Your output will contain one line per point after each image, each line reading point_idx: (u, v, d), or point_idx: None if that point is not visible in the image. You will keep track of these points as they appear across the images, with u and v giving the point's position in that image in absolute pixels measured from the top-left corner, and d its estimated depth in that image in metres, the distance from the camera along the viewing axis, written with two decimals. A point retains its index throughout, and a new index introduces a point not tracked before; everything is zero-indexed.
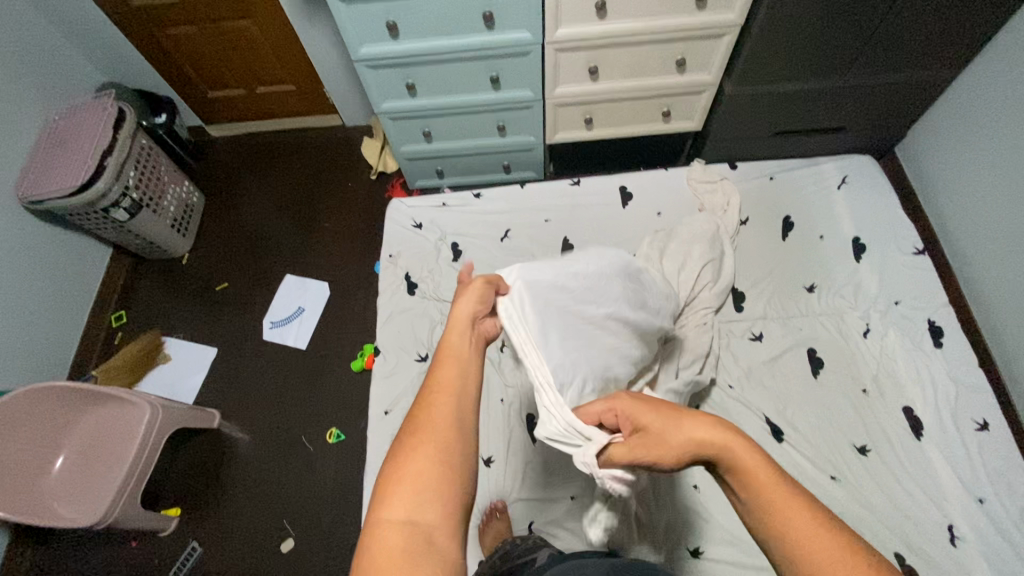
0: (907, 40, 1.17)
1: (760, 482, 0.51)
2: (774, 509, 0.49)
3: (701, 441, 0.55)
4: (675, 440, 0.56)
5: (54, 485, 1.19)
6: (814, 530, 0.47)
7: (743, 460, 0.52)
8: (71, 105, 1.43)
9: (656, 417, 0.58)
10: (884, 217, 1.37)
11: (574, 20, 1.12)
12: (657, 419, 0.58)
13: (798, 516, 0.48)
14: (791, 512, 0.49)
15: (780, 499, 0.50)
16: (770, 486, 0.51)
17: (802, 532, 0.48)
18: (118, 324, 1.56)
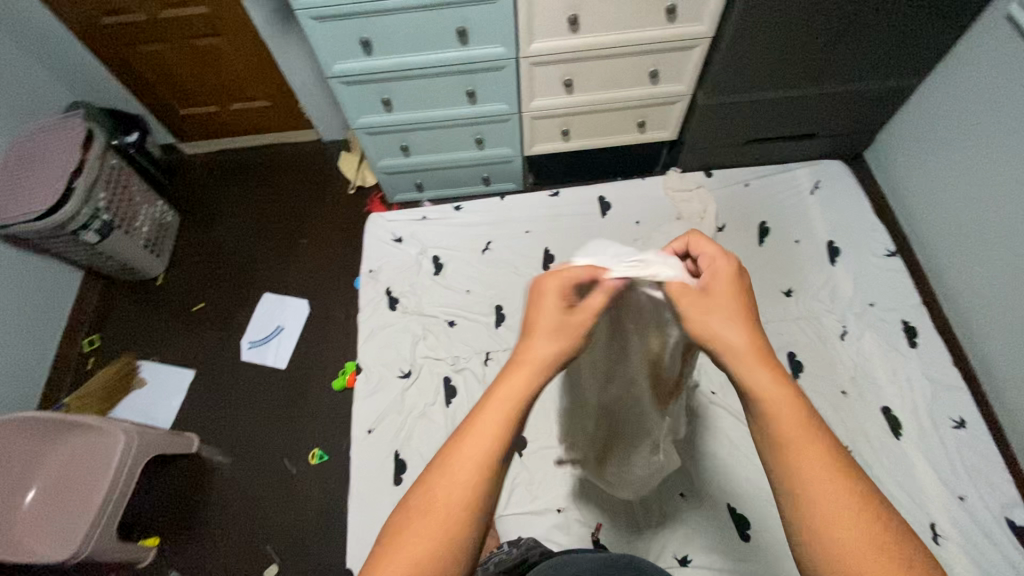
0: (872, 49, 1.20)
1: (783, 403, 0.47)
2: (778, 427, 0.47)
3: (738, 343, 0.52)
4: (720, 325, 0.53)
5: (24, 520, 1.14)
6: (819, 455, 0.44)
7: (769, 383, 0.49)
8: (38, 126, 1.39)
9: (723, 302, 0.55)
10: (856, 221, 1.40)
11: (549, 34, 1.13)
12: (723, 302, 0.55)
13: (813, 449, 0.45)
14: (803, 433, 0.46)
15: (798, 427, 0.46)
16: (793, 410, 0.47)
17: (803, 455, 0.44)
18: (90, 348, 1.52)
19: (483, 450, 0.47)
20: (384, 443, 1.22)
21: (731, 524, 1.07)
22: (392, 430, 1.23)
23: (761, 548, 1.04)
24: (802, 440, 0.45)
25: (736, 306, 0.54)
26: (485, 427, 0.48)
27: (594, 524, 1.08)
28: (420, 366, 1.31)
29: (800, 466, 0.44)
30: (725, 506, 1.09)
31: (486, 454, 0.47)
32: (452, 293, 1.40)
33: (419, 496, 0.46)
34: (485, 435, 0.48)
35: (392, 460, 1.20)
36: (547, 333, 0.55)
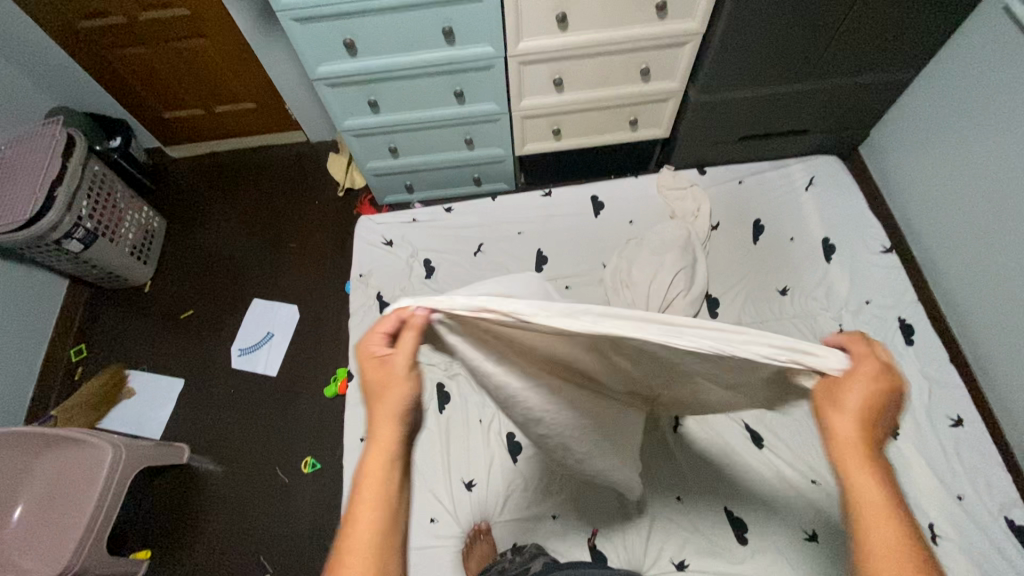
0: (866, 43, 1.18)
1: (880, 512, 0.45)
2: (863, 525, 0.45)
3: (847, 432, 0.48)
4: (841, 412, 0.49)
5: (14, 536, 1.13)
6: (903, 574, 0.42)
7: (874, 491, 0.46)
8: (18, 133, 1.36)
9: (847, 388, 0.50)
10: (851, 218, 1.38)
11: (538, 32, 1.11)
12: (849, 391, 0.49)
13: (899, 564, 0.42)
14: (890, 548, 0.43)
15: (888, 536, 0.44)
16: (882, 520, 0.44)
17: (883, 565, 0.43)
18: (78, 358, 1.50)
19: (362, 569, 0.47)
20: None
21: (728, 528, 1.06)
22: None
23: (758, 552, 1.03)
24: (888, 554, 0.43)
25: (860, 394, 0.49)
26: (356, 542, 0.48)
27: (590, 529, 1.08)
28: None
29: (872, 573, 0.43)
30: (722, 510, 1.08)
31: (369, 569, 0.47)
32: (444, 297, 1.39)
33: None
34: (359, 550, 0.48)
35: None
36: (382, 411, 0.54)
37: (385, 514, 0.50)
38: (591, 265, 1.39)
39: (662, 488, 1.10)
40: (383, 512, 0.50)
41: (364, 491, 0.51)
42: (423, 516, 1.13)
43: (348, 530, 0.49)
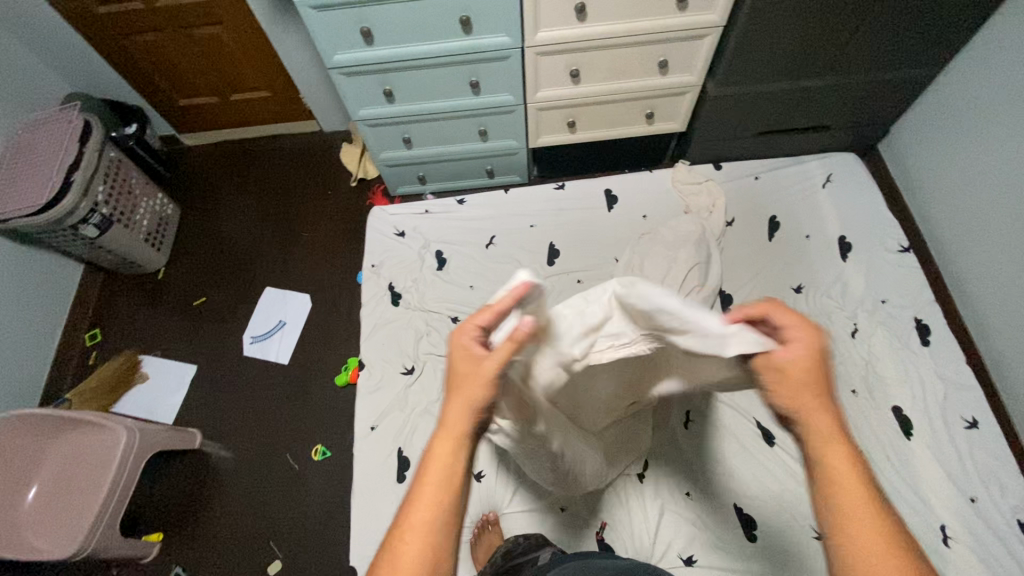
0: (889, 38, 1.16)
1: (854, 493, 0.48)
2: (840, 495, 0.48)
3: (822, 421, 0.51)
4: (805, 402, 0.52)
5: (29, 516, 1.14)
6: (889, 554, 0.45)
7: (846, 464, 0.49)
8: (36, 118, 1.37)
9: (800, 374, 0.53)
10: (869, 216, 1.37)
11: (555, 22, 1.10)
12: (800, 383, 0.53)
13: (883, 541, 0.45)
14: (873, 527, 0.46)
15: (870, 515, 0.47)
16: (860, 494, 0.47)
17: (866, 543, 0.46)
18: (92, 342, 1.51)
19: (422, 543, 0.49)
20: (387, 440, 1.21)
21: (737, 525, 1.06)
22: (395, 427, 1.22)
23: (766, 549, 1.03)
24: (870, 534, 0.46)
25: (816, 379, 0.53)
26: (417, 514, 0.50)
27: (599, 523, 1.08)
28: (423, 362, 1.29)
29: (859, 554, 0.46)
30: (731, 506, 1.08)
31: (426, 544, 0.49)
32: (455, 288, 1.38)
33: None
34: (418, 523, 0.50)
35: (394, 457, 1.19)
36: (461, 400, 0.56)
37: (448, 495, 0.52)
38: (603, 259, 1.38)
39: (671, 483, 1.10)
40: (447, 492, 0.52)
41: (433, 466, 0.53)
42: None
43: (413, 502, 0.51)
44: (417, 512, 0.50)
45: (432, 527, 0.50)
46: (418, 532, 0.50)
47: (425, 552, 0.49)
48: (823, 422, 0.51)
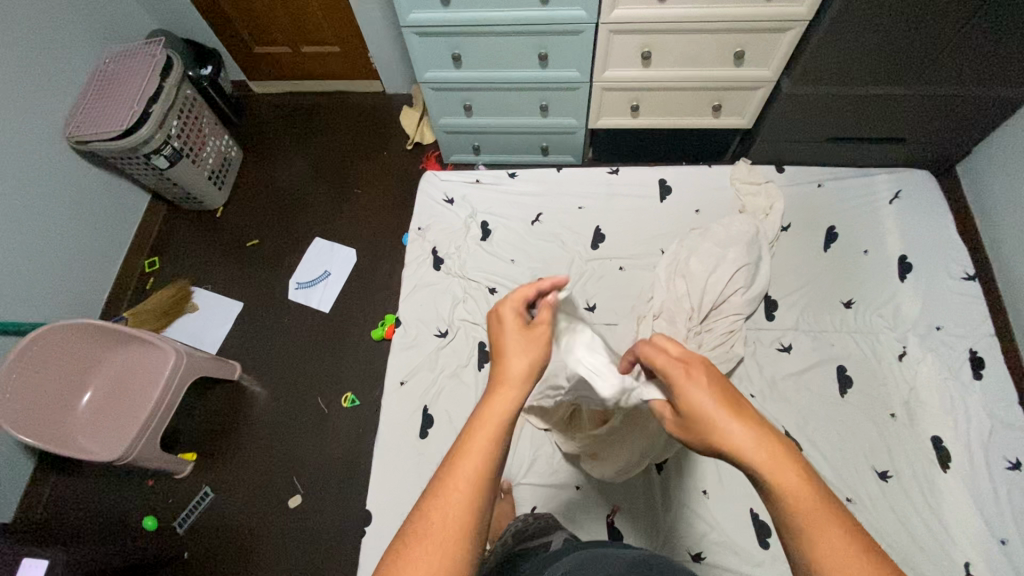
0: (987, 51, 1.09)
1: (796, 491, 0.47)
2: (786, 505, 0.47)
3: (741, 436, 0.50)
4: (710, 422, 0.53)
5: (81, 420, 1.22)
6: (851, 555, 0.43)
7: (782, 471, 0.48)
8: (122, 49, 1.44)
9: (700, 389, 0.55)
10: (934, 238, 1.30)
11: (633, 1, 1.08)
12: (703, 405, 0.54)
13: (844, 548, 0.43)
14: (822, 525, 0.45)
15: (816, 513, 0.45)
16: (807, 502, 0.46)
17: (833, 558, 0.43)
18: (150, 270, 1.59)
19: (479, 466, 0.50)
20: (414, 397, 1.24)
21: (751, 530, 1.05)
22: (423, 385, 1.25)
23: (778, 558, 1.02)
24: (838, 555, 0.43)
25: (718, 393, 0.54)
26: (474, 440, 0.52)
27: (609, 507, 1.08)
28: (457, 328, 1.32)
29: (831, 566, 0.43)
30: (746, 510, 1.07)
31: (481, 464, 0.50)
32: (496, 261, 1.39)
33: (412, 528, 0.47)
34: (478, 449, 0.51)
35: (420, 414, 1.22)
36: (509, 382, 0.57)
37: (508, 426, 0.54)
38: (649, 248, 1.37)
39: (689, 479, 1.10)
40: (507, 423, 0.54)
41: (494, 405, 0.55)
42: None
43: (471, 434, 0.52)
44: (470, 447, 0.51)
45: (489, 453, 0.51)
46: (476, 455, 0.51)
47: (479, 476, 0.50)
48: (737, 436, 0.51)
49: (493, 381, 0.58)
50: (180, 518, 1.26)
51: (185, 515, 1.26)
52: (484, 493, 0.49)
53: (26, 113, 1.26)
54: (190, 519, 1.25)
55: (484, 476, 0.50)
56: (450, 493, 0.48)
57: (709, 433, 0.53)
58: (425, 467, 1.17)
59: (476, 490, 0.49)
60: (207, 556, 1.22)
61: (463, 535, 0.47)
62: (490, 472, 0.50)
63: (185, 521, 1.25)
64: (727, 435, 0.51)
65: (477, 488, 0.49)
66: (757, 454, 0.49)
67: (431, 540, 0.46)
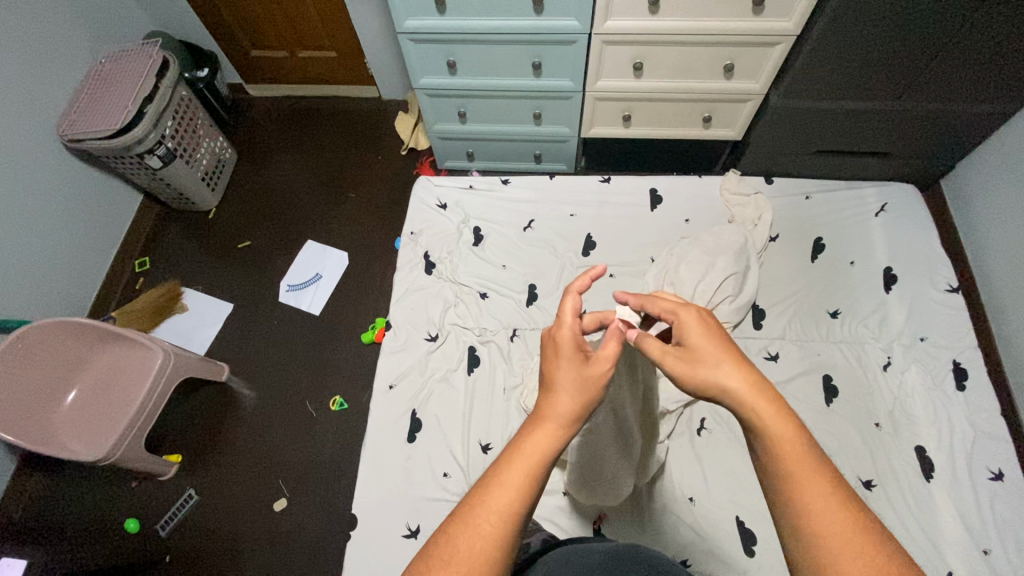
0: (968, 68, 1.12)
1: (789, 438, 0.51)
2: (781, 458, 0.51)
3: (737, 386, 0.55)
4: (712, 368, 0.57)
5: (65, 419, 1.20)
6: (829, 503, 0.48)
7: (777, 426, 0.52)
8: (118, 49, 1.45)
9: (702, 338, 0.60)
10: (919, 250, 1.33)
11: (625, 12, 1.10)
12: (703, 354, 0.59)
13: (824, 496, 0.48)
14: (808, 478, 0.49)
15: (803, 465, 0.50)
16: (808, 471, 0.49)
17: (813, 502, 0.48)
18: (141, 270, 1.59)
19: (511, 498, 0.51)
20: (403, 400, 1.24)
21: (736, 538, 1.05)
22: (412, 389, 1.25)
23: (763, 565, 1.02)
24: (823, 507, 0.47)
25: (720, 343, 0.59)
26: (513, 471, 0.52)
27: (597, 514, 1.08)
28: (447, 332, 1.32)
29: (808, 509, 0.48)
30: (732, 518, 1.07)
31: (514, 499, 0.51)
32: (488, 266, 1.40)
33: (438, 553, 0.48)
34: (511, 483, 0.52)
35: (408, 417, 1.22)
36: (553, 424, 0.56)
37: (545, 464, 0.54)
38: (638, 256, 1.38)
39: (676, 485, 1.10)
40: (545, 459, 0.54)
41: (533, 441, 0.55)
42: (437, 469, 1.16)
43: (506, 466, 0.53)
44: (507, 479, 0.52)
45: (522, 488, 0.51)
46: (509, 487, 0.51)
47: (511, 509, 0.50)
48: (739, 383, 0.55)
49: (537, 415, 0.58)
50: (163, 521, 1.24)
51: (168, 517, 1.25)
52: (515, 526, 0.50)
53: (17, 111, 1.26)
54: (173, 521, 1.24)
55: (515, 510, 0.50)
56: (480, 525, 0.49)
57: (709, 373, 0.57)
58: (411, 471, 1.16)
59: (507, 521, 0.50)
60: (189, 559, 1.20)
61: (489, 566, 0.48)
62: (523, 505, 0.51)
63: (168, 523, 1.24)
64: (727, 375, 0.56)
65: (509, 519, 0.50)
66: (755, 397, 0.54)
67: (457, 568, 0.47)
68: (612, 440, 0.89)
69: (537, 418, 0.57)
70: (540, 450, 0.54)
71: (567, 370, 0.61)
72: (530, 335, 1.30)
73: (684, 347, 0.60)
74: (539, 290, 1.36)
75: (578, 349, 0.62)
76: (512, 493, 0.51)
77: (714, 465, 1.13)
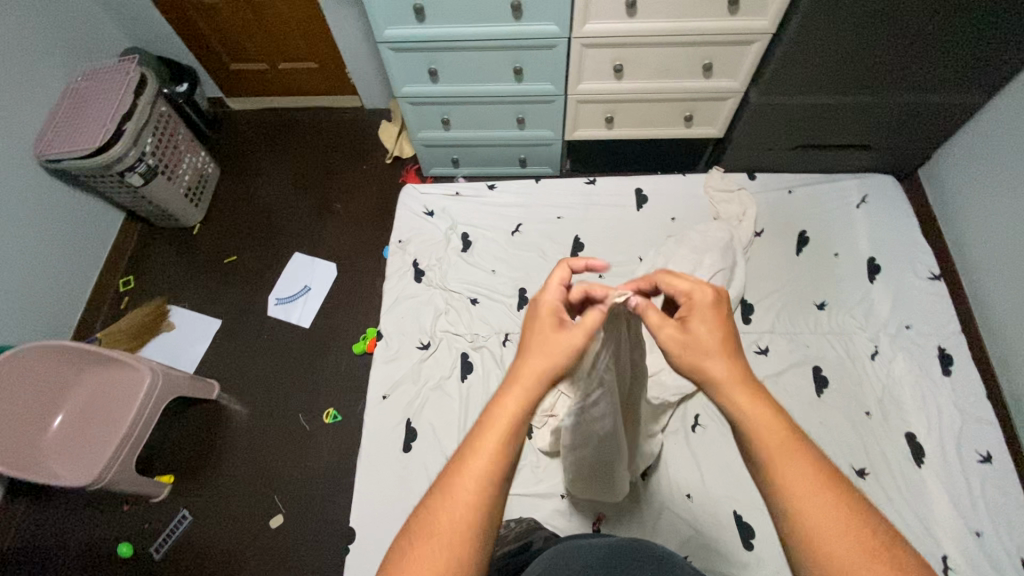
0: (940, 60, 1.14)
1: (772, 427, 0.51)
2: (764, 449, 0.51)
3: (726, 371, 0.56)
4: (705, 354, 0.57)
5: (52, 444, 1.19)
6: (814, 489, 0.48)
7: (761, 413, 0.52)
8: (95, 67, 1.43)
9: (707, 318, 0.59)
10: (901, 239, 1.35)
11: (604, 15, 1.11)
12: (704, 335, 0.58)
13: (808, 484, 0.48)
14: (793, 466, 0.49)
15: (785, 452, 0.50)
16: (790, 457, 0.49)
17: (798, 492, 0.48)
18: (125, 289, 1.57)
19: (486, 463, 0.50)
20: (397, 409, 1.23)
21: (734, 532, 1.05)
22: (406, 398, 1.25)
23: (761, 559, 1.03)
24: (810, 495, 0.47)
25: (719, 324, 0.59)
26: (487, 436, 0.52)
27: (596, 515, 1.08)
28: (439, 339, 1.31)
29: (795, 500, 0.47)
30: (729, 513, 1.08)
31: (489, 463, 0.50)
32: (478, 271, 1.40)
33: (418, 526, 0.48)
34: (484, 448, 0.51)
35: (403, 427, 1.22)
36: (525, 387, 0.56)
37: (518, 425, 0.53)
38: (627, 257, 1.39)
39: (673, 482, 1.11)
40: (518, 421, 0.53)
41: (504, 404, 0.55)
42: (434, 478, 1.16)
43: (479, 432, 0.52)
44: (480, 444, 0.51)
45: (496, 452, 0.51)
46: (483, 453, 0.51)
47: (486, 473, 0.50)
48: (724, 369, 0.56)
49: (507, 379, 0.57)
50: (158, 543, 1.23)
51: (162, 539, 1.23)
52: (491, 488, 0.50)
53: None
54: (168, 543, 1.22)
55: (491, 473, 0.50)
56: (457, 494, 0.49)
57: (701, 359, 0.57)
58: (408, 481, 1.16)
59: (484, 486, 0.49)
60: None
61: (470, 532, 0.48)
62: (498, 468, 0.51)
63: (163, 545, 1.22)
64: (713, 367, 0.56)
65: (485, 485, 0.49)
66: (738, 387, 0.55)
67: (440, 540, 0.47)
68: (603, 435, 0.86)
69: (508, 381, 0.57)
70: (513, 412, 0.54)
71: (538, 335, 0.60)
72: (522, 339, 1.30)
73: (687, 329, 0.59)
74: (530, 293, 1.36)
75: (555, 316, 0.62)
76: (487, 458, 0.51)
77: (709, 461, 1.13)
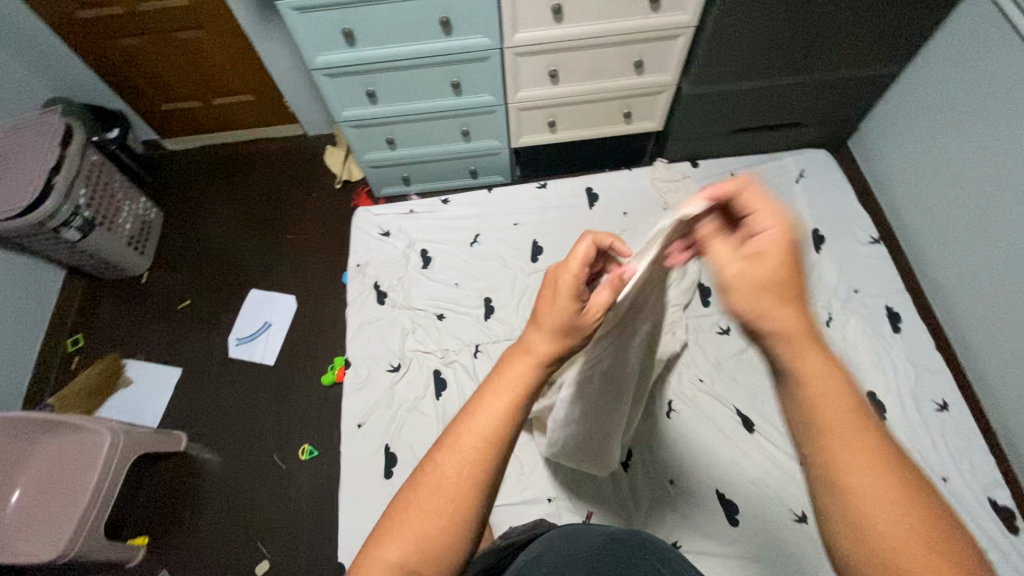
0: (852, 36, 1.21)
1: (831, 392, 0.42)
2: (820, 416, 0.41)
3: (789, 322, 0.43)
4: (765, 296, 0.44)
5: (8, 524, 1.12)
6: (870, 466, 0.39)
7: (823, 376, 0.42)
8: (14, 122, 1.37)
9: (773, 254, 0.45)
10: (840, 209, 1.42)
11: (532, 23, 1.13)
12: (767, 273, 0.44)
13: (863, 455, 0.40)
14: (849, 438, 0.40)
15: (844, 420, 0.41)
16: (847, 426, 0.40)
17: (848, 461, 0.40)
18: (74, 348, 1.50)
19: (489, 426, 0.48)
20: (374, 436, 1.22)
21: (719, 511, 1.07)
22: (381, 424, 1.23)
23: (749, 532, 1.05)
24: (863, 470, 0.39)
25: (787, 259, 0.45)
26: (492, 398, 0.50)
27: (585, 512, 1.09)
28: (409, 360, 1.30)
29: (843, 469, 0.40)
30: (712, 491, 1.09)
31: (494, 427, 0.48)
32: (441, 286, 1.40)
33: (417, 483, 0.47)
34: (489, 411, 0.49)
35: (382, 453, 1.20)
36: (532, 353, 0.53)
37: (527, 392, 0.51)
38: None
39: (655, 470, 1.12)
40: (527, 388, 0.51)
41: (510, 369, 0.52)
42: None
43: (483, 394, 0.50)
44: (483, 405, 0.50)
45: (502, 416, 0.49)
46: (486, 415, 0.49)
47: (490, 437, 0.48)
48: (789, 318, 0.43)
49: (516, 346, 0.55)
50: None
51: None
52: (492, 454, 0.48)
53: None
54: None
55: (492, 439, 0.48)
56: (461, 451, 0.47)
57: (758, 303, 0.44)
58: None
59: (487, 450, 0.48)
60: None
61: (470, 491, 0.46)
62: (503, 433, 0.48)
63: None
64: (777, 314, 0.43)
65: (488, 448, 0.47)
66: (799, 343, 0.43)
67: (438, 498, 0.46)
68: (598, 409, 0.86)
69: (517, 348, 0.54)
70: (522, 375, 0.52)
71: (555, 307, 0.55)
72: (492, 349, 1.30)
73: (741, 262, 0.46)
74: (495, 302, 1.36)
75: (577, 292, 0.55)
76: (490, 422, 0.49)
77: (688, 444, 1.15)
